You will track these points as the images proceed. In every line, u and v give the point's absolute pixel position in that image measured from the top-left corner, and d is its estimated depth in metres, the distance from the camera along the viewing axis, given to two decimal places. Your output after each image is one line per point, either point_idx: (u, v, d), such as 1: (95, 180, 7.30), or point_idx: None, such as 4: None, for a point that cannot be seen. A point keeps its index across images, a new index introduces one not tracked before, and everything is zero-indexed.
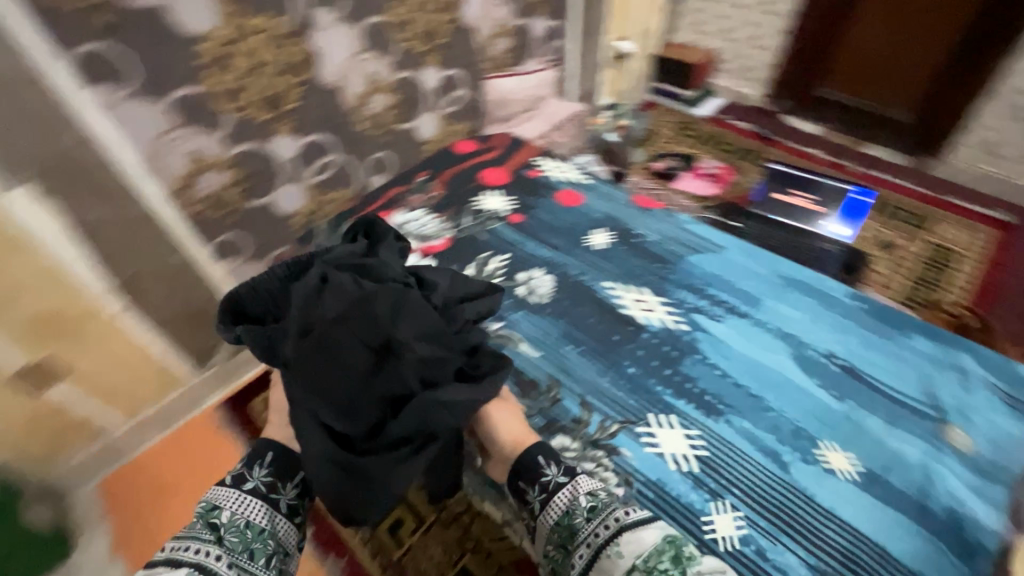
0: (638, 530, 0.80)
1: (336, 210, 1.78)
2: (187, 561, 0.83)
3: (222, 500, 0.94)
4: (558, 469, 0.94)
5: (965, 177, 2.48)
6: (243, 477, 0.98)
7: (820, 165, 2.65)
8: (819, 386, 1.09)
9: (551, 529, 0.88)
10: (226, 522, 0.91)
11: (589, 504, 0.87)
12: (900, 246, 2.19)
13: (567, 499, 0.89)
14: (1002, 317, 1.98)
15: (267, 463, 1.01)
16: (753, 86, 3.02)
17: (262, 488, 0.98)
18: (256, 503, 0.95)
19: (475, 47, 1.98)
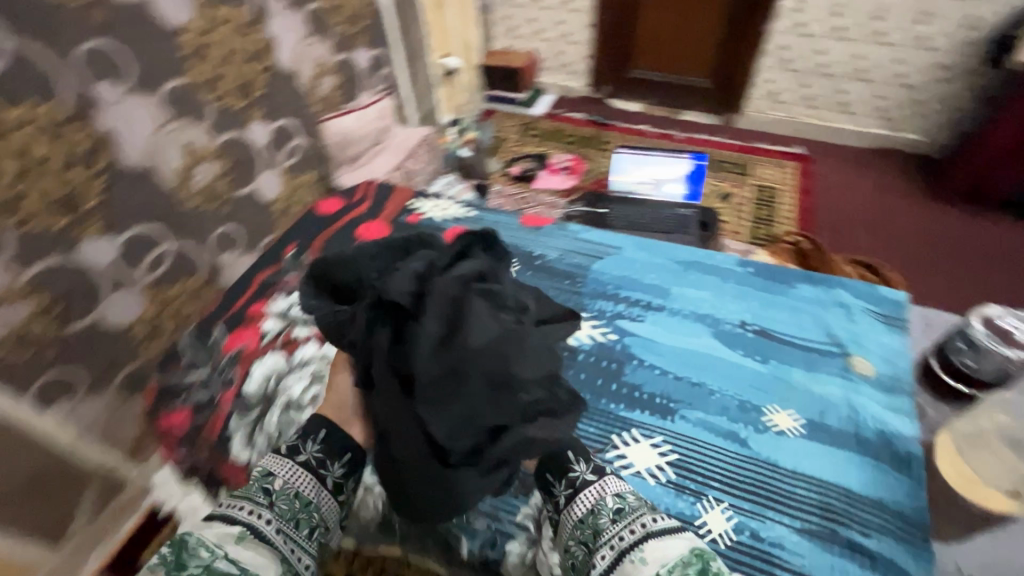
0: (666, 537, 0.72)
1: (188, 303, 1.55)
2: (233, 524, 0.76)
3: (278, 467, 0.84)
4: (587, 467, 0.86)
5: (762, 124, 2.92)
6: (297, 446, 0.88)
7: (653, 138, 2.92)
8: (743, 356, 1.09)
9: (576, 523, 0.80)
10: (278, 489, 0.82)
11: (616, 505, 0.78)
12: (734, 193, 2.52)
13: (594, 496, 0.81)
14: (820, 232, 2.38)
15: (320, 439, 0.90)
16: (576, 79, 3.24)
17: (315, 459, 0.87)
18: (306, 473, 0.86)
19: (300, 92, 1.85)
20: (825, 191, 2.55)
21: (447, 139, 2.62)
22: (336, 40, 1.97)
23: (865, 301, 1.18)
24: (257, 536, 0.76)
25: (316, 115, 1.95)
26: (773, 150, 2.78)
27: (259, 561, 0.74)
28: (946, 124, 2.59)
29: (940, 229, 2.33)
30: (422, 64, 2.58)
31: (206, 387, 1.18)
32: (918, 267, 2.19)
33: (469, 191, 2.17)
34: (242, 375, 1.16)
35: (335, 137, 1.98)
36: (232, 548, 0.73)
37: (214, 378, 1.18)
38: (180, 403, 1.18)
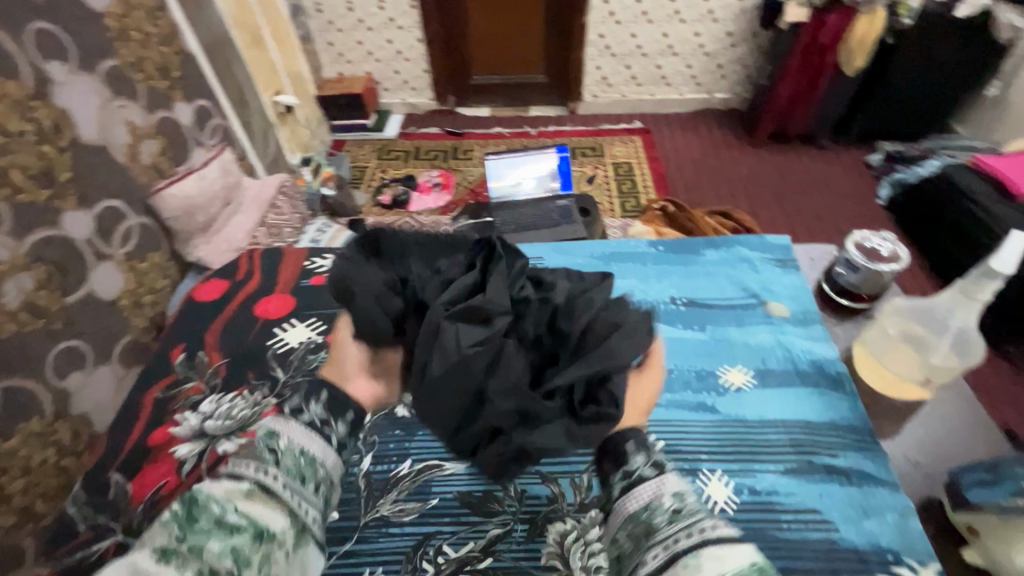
0: (727, 544, 0.52)
1: (36, 447, 1.28)
2: (240, 479, 0.57)
3: (282, 423, 0.62)
4: (647, 459, 0.63)
5: (601, 106, 3.15)
6: (298, 406, 0.65)
7: (509, 138, 3.01)
8: (683, 330, 1.07)
9: (622, 517, 0.61)
10: (282, 445, 0.60)
11: (673, 504, 0.58)
12: (597, 174, 2.73)
13: (650, 491, 0.60)
14: (677, 193, 2.65)
15: (326, 397, 0.65)
16: (420, 94, 3.20)
17: (320, 418, 0.64)
18: (311, 429, 0.63)
19: (119, 166, 1.59)
20: (667, 156, 2.85)
21: (305, 180, 2.45)
22: (149, 98, 1.72)
23: (760, 251, 1.21)
24: (267, 493, 0.56)
25: (147, 187, 1.69)
26: (616, 128, 3.03)
27: (272, 522, 0.55)
28: (745, 81, 3.03)
29: (765, 169, 2.73)
30: (255, 107, 2.36)
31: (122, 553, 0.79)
32: (758, 205, 2.56)
33: (346, 230, 2.05)
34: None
35: (178, 207, 1.74)
36: (241, 505, 0.54)
37: (129, 541, 0.80)
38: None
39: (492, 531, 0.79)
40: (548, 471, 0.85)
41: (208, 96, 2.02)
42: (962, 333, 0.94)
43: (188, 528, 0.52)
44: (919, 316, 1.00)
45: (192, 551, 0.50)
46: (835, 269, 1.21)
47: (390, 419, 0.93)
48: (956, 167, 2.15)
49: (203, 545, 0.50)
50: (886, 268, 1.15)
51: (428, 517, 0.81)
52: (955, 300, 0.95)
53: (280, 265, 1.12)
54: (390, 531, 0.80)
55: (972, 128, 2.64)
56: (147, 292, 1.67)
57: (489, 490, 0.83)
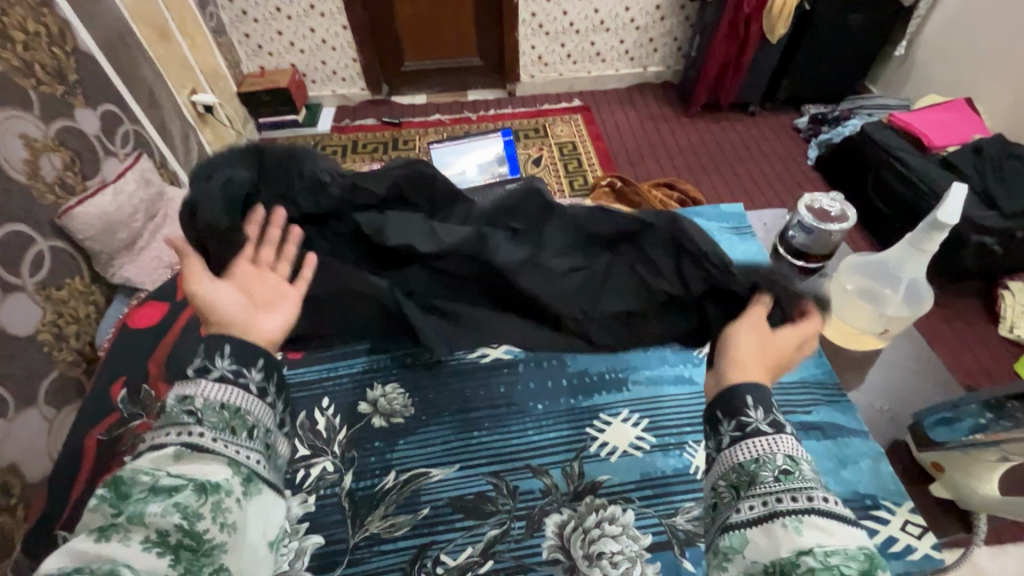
0: (838, 524, 0.50)
1: None
2: (167, 447, 0.54)
3: (190, 386, 0.58)
4: (764, 416, 0.58)
5: (540, 85, 3.12)
6: (202, 363, 0.60)
7: (449, 124, 2.93)
8: None
9: (725, 464, 0.58)
10: (199, 405, 0.57)
11: (785, 466, 0.54)
12: (542, 155, 2.72)
13: (760, 448, 0.56)
14: (622, 168, 2.69)
15: (229, 348, 0.61)
16: (352, 84, 3.06)
17: (231, 370, 0.60)
18: (227, 382, 0.59)
19: (18, 187, 1.43)
20: (609, 132, 2.87)
21: None
22: (45, 107, 1.54)
23: (716, 220, 1.24)
24: (199, 451, 0.55)
25: (54, 208, 1.53)
26: (556, 108, 3.02)
27: (214, 474, 0.53)
28: (677, 54, 3.08)
29: (703, 139, 2.82)
30: (171, 109, 2.17)
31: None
32: (699, 173, 2.65)
33: None
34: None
35: (95, 225, 1.58)
36: (175, 467, 0.52)
37: None
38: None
39: (489, 532, 0.77)
40: (539, 464, 0.84)
41: (114, 100, 1.84)
42: (913, 285, 1.00)
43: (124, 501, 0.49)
44: (872, 271, 1.04)
45: (131, 520, 0.48)
46: (789, 232, 1.26)
47: (364, 432, 0.89)
48: (874, 124, 2.29)
49: (143, 513, 0.48)
50: (836, 229, 1.19)
51: (421, 528, 0.78)
52: (906, 253, 0.98)
53: None
54: (384, 549, 0.76)
55: (884, 87, 2.82)
56: (69, 321, 1.54)
57: (481, 490, 0.82)
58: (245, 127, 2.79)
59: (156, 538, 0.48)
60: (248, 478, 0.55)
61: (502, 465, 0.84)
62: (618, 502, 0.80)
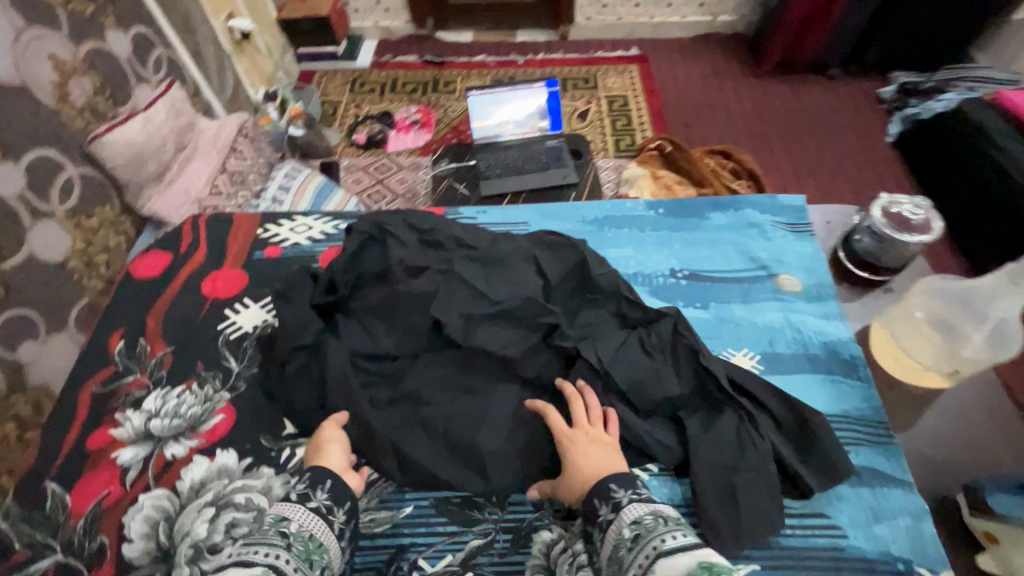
0: (679, 553, 0.56)
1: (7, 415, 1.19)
2: (252, 565, 0.55)
3: (285, 509, 0.63)
4: (608, 506, 0.66)
5: (597, 28, 2.86)
6: (305, 491, 0.66)
7: (494, 68, 2.74)
8: (685, 306, 0.97)
9: (606, 559, 0.62)
10: (293, 531, 0.61)
11: (633, 532, 0.61)
12: (590, 109, 2.52)
13: (615, 531, 0.63)
14: (675, 130, 2.47)
15: (330, 484, 0.67)
16: (394, 17, 2.87)
17: (326, 504, 0.65)
18: (311, 512, 0.64)
19: (46, 110, 1.39)
20: (667, 88, 2.63)
21: (270, 119, 2.25)
22: (72, 26, 1.47)
23: (773, 214, 1.10)
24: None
25: (84, 134, 1.49)
26: (610, 56, 2.77)
27: None
28: (753, 2, 2.74)
29: (771, 104, 2.53)
30: (206, 34, 2.09)
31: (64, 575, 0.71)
32: (761, 142, 2.41)
33: (319, 175, 1.87)
34: (114, 544, 0.72)
35: (123, 155, 1.55)
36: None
37: (71, 560, 0.72)
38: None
39: (472, 542, 0.74)
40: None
41: (146, 23, 1.76)
42: (1001, 325, 0.92)
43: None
44: (953, 300, 0.98)
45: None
46: (855, 235, 1.18)
47: None
48: (973, 102, 1.99)
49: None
50: (914, 240, 1.11)
51: (401, 528, 0.75)
52: (999, 287, 0.93)
53: (227, 235, 1.01)
54: (361, 545, 0.74)
55: (993, 56, 2.44)
56: (99, 250, 1.53)
57: (468, 495, 0.77)
58: (285, 57, 2.69)
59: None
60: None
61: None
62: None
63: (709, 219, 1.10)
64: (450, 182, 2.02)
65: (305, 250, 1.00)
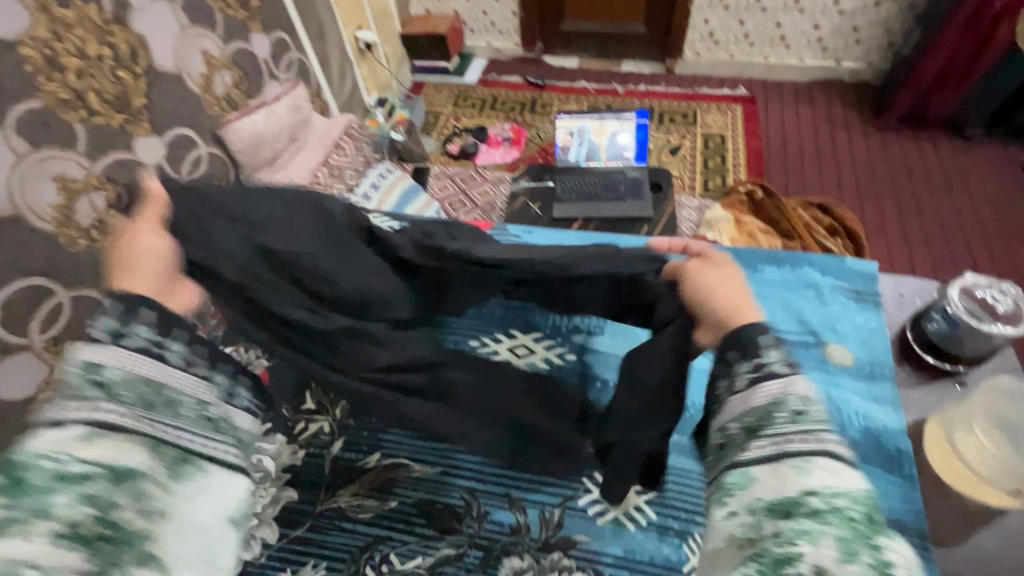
0: (845, 465, 0.51)
1: None
2: (70, 427, 0.56)
3: (87, 350, 0.60)
4: (781, 355, 0.58)
5: (705, 64, 2.78)
6: (114, 329, 0.62)
7: (593, 95, 2.77)
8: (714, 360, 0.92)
9: (742, 407, 0.57)
10: (116, 378, 0.60)
11: (799, 406, 0.54)
12: (683, 145, 2.46)
13: (776, 387, 0.56)
14: (772, 175, 2.33)
15: (148, 314, 0.64)
16: (505, 39, 3.02)
17: (151, 343, 0.63)
18: (121, 347, 0.61)
19: (192, 96, 1.53)
20: (771, 131, 2.49)
21: (377, 122, 2.44)
22: (226, 27, 1.63)
23: (835, 275, 1.01)
24: (109, 429, 0.57)
25: (218, 118, 1.61)
26: (715, 93, 2.69)
27: (125, 459, 0.57)
28: (885, 50, 2.54)
29: (887, 160, 2.31)
30: (336, 42, 2.31)
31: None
32: (869, 199, 2.19)
33: (408, 178, 1.92)
34: None
35: (245, 139, 1.64)
36: (84, 454, 0.55)
37: None
38: None
39: (443, 549, 0.75)
40: (518, 496, 0.79)
41: (287, 29, 1.95)
42: None
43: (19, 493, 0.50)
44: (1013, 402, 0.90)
45: (34, 512, 0.49)
46: (929, 315, 1.07)
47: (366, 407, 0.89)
48: None
49: (50, 503, 0.50)
50: (996, 330, 1.00)
51: (381, 520, 0.78)
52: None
53: None
54: (343, 527, 0.78)
55: None
56: None
57: (451, 503, 0.79)
58: (400, 68, 2.90)
59: (66, 532, 0.50)
60: (177, 460, 0.61)
61: (480, 485, 0.80)
62: (585, 570, 0.73)
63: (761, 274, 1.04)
64: (524, 200, 2.07)
65: None
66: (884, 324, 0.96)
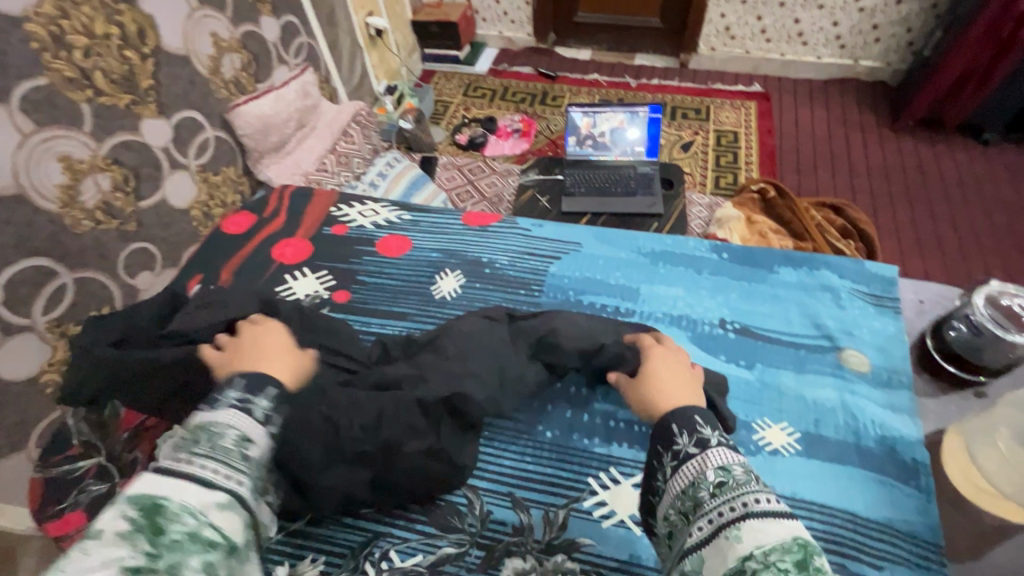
0: (773, 521, 0.49)
1: None
2: (215, 491, 0.53)
3: (212, 412, 0.59)
4: (691, 439, 0.60)
5: (720, 59, 2.73)
6: (245, 394, 0.62)
7: (605, 88, 2.72)
8: (725, 362, 0.89)
9: (675, 493, 0.58)
10: (241, 448, 0.57)
11: (717, 479, 0.55)
12: (695, 141, 2.42)
13: (694, 472, 0.57)
14: (785, 175, 2.29)
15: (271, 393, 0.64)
16: (516, 29, 2.97)
17: (240, 400, 0.61)
18: (246, 414, 0.60)
19: (200, 78, 1.50)
20: (785, 130, 2.45)
21: (386, 110, 2.41)
22: (235, 9, 1.60)
23: (853, 280, 1.00)
24: (205, 484, 0.53)
25: (226, 102, 1.59)
26: (729, 90, 2.64)
27: (235, 534, 0.52)
28: (905, 49, 2.49)
29: (904, 162, 2.27)
30: (346, 28, 2.28)
31: (102, 476, 0.83)
32: (885, 202, 2.16)
33: (416, 168, 1.89)
34: (144, 461, 0.83)
35: (253, 125, 1.61)
36: (216, 518, 0.51)
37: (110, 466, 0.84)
38: (68, 504, 0.82)
39: (445, 548, 0.74)
40: (521, 496, 0.78)
41: (297, 13, 1.92)
42: None
43: (162, 542, 0.47)
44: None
45: (170, 569, 0.46)
46: (952, 325, 1.05)
47: None
48: None
49: (184, 565, 0.47)
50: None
51: (384, 516, 0.77)
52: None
53: (305, 211, 1.20)
54: (346, 522, 0.77)
55: None
56: (218, 204, 1.57)
57: (454, 501, 0.78)
58: (410, 56, 2.86)
59: None
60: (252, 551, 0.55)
61: (484, 483, 0.79)
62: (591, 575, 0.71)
63: (776, 275, 1.02)
64: (533, 193, 2.03)
65: (367, 233, 1.15)
66: (903, 330, 0.93)
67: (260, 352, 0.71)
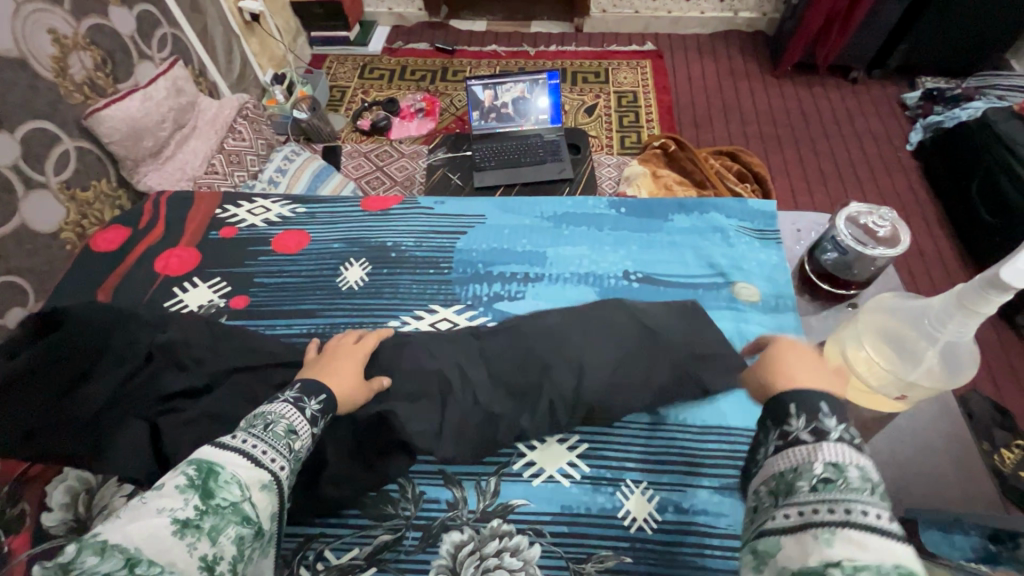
0: (874, 537, 0.39)
1: None
2: (258, 467, 0.55)
3: (271, 404, 0.63)
4: (807, 426, 0.49)
5: (613, 20, 2.78)
6: (298, 396, 0.66)
7: (504, 58, 2.70)
8: None
9: (774, 469, 0.49)
10: (292, 442, 0.60)
11: (825, 475, 0.44)
12: (597, 104, 2.47)
13: (800, 457, 0.47)
14: (683, 128, 2.39)
15: (323, 398, 0.68)
16: (406, 4, 2.85)
17: (294, 396, 0.65)
18: (298, 409, 0.64)
19: (43, 83, 1.31)
20: (679, 85, 2.55)
21: (276, 100, 2.25)
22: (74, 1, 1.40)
23: (739, 217, 1.07)
24: (253, 461, 0.55)
25: (83, 108, 1.41)
26: (624, 50, 2.70)
27: (266, 520, 0.53)
28: None
29: (784, 105, 2.45)
30: (216, 14, 2.08)
31: None
32: (773, 145, 2.32)
33: (315, 159, 1.79)
34: (33, 512, 0.75)
35: (121, 129, 1.45)
36: (257, 496, 0.53)
37: None
38: None
39: (380, 536, 0.73)
40: (452, 471, 0.79)
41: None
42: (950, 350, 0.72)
43: (211, 504, 0.50)
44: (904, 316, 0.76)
45: (212, 530, 0.48)
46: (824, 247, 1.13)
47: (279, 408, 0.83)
48: (1000, 114, 1.91)
49: (222, 532, 0.49)
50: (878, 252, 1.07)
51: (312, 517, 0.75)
52: (948, 309, 0.69)
53: (188, 217, 1.11)
54: None
55: None
56: (94, 223, 1.42)
57: (385, 488, 0.77)
58: (296, 41, 2.68)
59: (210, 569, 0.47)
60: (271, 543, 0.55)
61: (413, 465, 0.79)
62: (526, 532, 0.73)
63: (671, 223, 1.08)
64: (444, 172, 1.99)
65: (260, 233, 1.08)
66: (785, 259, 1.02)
67: (333, 368, 0.76)
